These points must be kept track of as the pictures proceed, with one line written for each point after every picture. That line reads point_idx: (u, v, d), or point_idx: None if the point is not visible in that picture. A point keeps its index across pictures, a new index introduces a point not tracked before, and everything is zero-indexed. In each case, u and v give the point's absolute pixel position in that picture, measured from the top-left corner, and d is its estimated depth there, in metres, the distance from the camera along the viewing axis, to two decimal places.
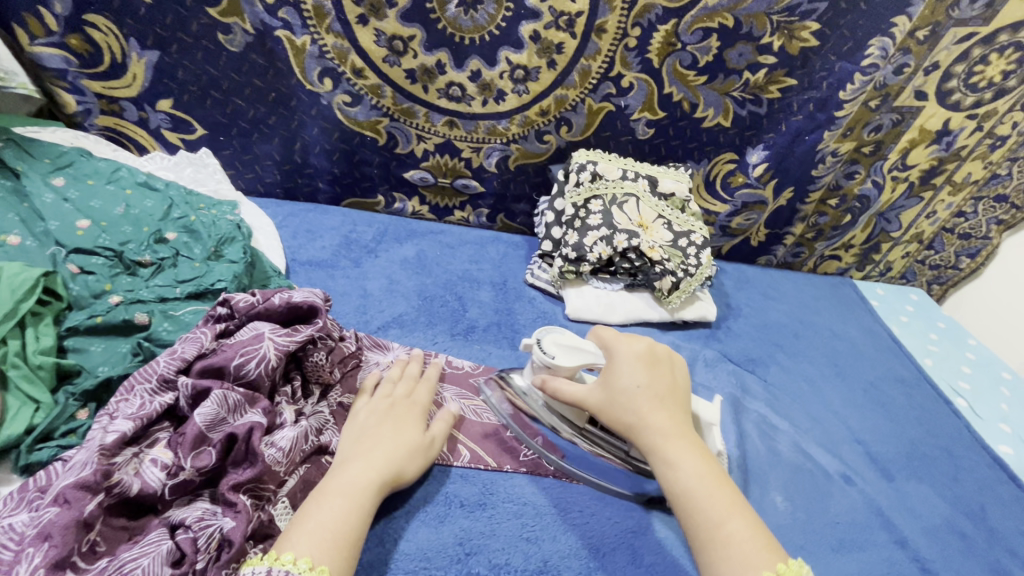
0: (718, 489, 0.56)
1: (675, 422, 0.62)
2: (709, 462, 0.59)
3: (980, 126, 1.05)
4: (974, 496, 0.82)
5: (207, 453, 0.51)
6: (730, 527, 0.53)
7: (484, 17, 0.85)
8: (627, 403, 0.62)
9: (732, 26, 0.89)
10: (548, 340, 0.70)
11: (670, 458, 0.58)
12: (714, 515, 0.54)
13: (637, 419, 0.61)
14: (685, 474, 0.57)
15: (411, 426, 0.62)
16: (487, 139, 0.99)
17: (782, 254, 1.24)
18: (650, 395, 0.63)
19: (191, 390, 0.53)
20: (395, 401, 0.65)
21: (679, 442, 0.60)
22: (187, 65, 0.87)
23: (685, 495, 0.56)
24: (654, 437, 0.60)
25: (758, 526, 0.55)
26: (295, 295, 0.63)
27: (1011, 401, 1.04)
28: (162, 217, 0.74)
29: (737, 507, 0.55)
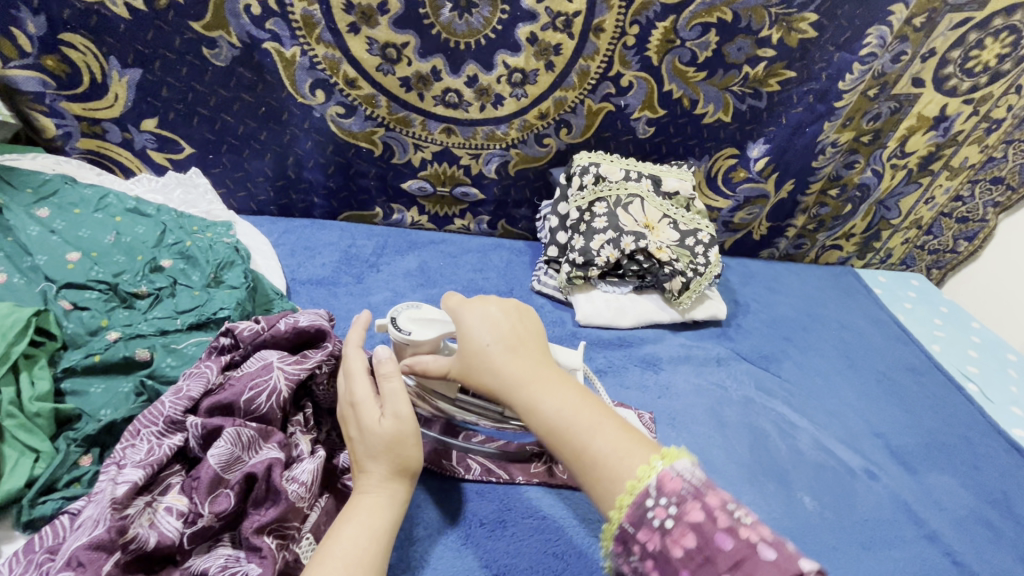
0: (581, 414, 0.52)
1: (536, 361, 0.56)
2: (574, 388, 0.55)
3: (976, 110, 1.06)
4: (996, 483, 0.82)
5: (225, 496, 0.48)
6: (594, 448, 0.49)
7: (479, 20, 0.83)
8: (480, 362, 0.56)
9: (731, 21, 0.88)
10: (403, 317, 0.63)
11: (530, 402, 0.53)
12: (578, 442, 0.50)
13: (495, 378, 0.55)
14: (547, 412, 0.52)
15: (368, 423, 0.53)
16: (486, 145, 0.97)
17: (784, 246, 1.24)
18: (498, 344, 0.56)
19: (202, 429, 0.50)
20: (348, 394, 0.56)
21: (540, 382, 0.54)
22: (172, 82, 0.83)
23: (554, 433, 0.51)
24: (512, 386, 0.54)
25: (625, 434, 0.50)
26: (301, 320, 0.60)
27: (1018, 383, 1.04)
28: (155, 243, 0.71)
29: (602, 422, 0.51)
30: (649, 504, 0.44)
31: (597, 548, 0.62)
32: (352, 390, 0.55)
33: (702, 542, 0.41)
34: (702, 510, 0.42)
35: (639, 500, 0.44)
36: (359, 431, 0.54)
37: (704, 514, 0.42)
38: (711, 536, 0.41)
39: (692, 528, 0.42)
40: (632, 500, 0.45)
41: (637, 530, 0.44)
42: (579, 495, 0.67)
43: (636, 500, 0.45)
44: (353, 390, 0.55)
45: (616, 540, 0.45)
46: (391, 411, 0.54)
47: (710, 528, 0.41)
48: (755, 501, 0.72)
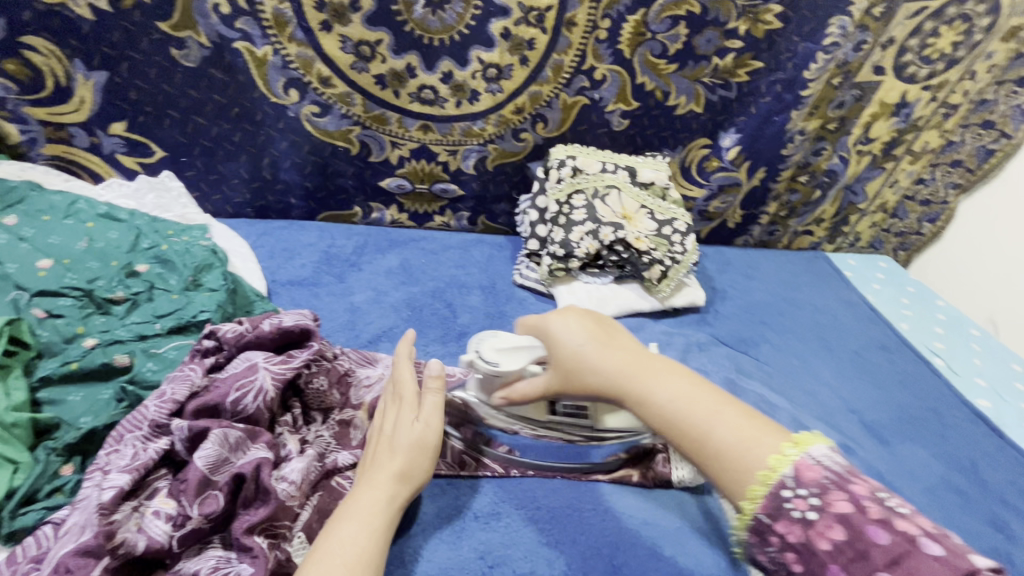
0: (696, 403, 0.51)
1: (635, 357, 0.56)
2: (682, 377, 0.54)
3: (934, 96, 1.10)
4: (963, 451, 0.85)
5: (213, 498, 0.47)
6: (716, 437, 0.49)
7: (452, 16, 0.83)
8: (578, 365, 0.56)
9: (699, 13, 0.90)
10: (486, 348, 0.61)
11: (641, 397, 0.53)
12: (699, 432, 0.50)
13: (596, 376, 0.56)
14: (661, 404, 0.52)
15: (401, 426, 0.57)
16: (464, 141, 0.97)
17: (758, 233, 1.27)
18: (592, 343, 0.57)
19: (188, 432, 0.49)
20: (393, 400, 0.60)
21: (646, 376, 0.54)
22: (140, 85, 0.82)
23: (672, 425, 0.51)
24: (617, 382, 0.55)
25: (749, 420, 0.49)
26: (285, 320, 0.60)
27: (982, 355, 1.09)
28: (130, 248, 0.69)
29: (721, 409, 0.50)
30: (787, 492, 0.44)
31: (591, 534, 0.62)
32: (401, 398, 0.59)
33: (852, 536, 0.40)
34: (849, 501, 0.41)
35: (776, 488, 0.44)
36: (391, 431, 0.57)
37: (851, 505, 0.41)
38: (862, 530, 0.40)
39: (840, 521, 0.41)
40: (767, 490, 0.44)
41: (775, 521, 0.43)
42: (569, 483, 0.67)
43: (770, 489, 0.44)
44: (402, 394, 0.60)
45: (751, 529, 0.45)
46: (424, 418, 0.57)
47: (861, 520, 0.40)
48: None
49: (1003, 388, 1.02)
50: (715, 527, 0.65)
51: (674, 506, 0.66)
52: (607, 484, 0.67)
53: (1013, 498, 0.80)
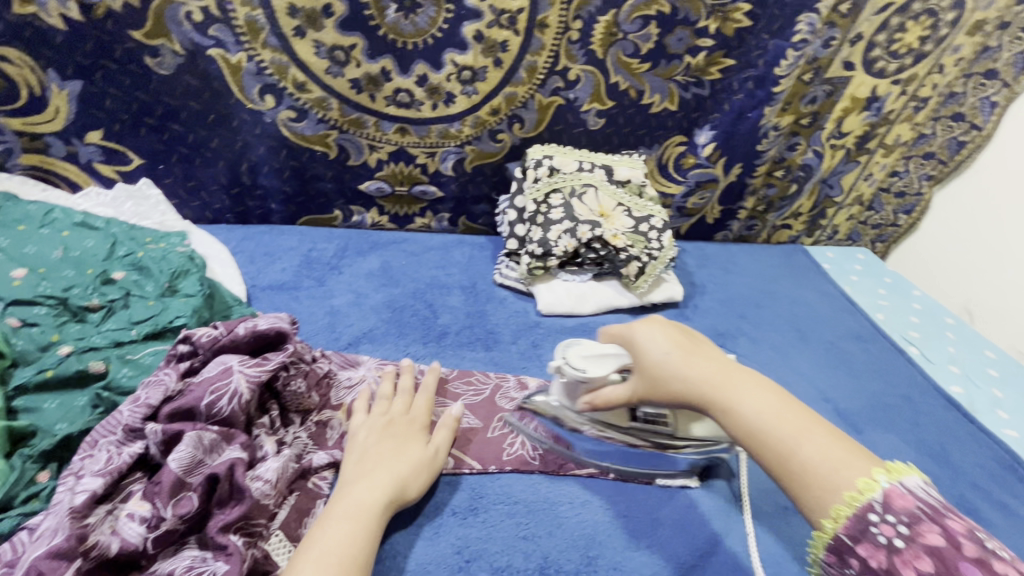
0: (783, 418, 0.52)
1: (722, 367, 0.57)
2: (768, 391, 0.55)
3: (904, 90, 1.12)
4: (935, 437, 0.87)
5: (187, 499, 0.48)
6: (801, 455, 0.50)
7: (424, 20, 0.84)
8: (665, 372, 0.57)
9: (669, 13, 0.92)
10: (573, 354, 0.63)
11: (725, 406, 0.54)
12: (783, 447, 0.51)
13: (681, 384, 0.56)
14: (746, 415, 0.53)
15: (414, 445, 0.62)
16: (441, 143, 0.98)
17: (737, 228, 1.29)
18: (678, 351, 0.58)
19: (162, 435, 0.50)
20: (399, 415, 0.66)
21: (730, 387, 0.55)
22: (115, 93, 0.82)
23: (756, 437, 0.52)
24: (702, 391, 0.56)
25: (836, 442, 0.50)
26: (260, 323, 0.61)
27: (956, 343, 1.11)
28: (106, 256, 0.70)
29: (808, 427, 0.51)
30: (873, 518, 0.45)
31: (566, 527, 0.63)
32: (413, 421, 0.66)
33: (941, 568, 0.41)
34: (941, 535, 0.42)
35: (863, 509, 0.46)
36: (395, 445, 0.62)
37: (943, 539, 0.41)
38: (954, 565, 0.40)
39: (928, 552, 0.41)
40: (852, 511, 0.46)
41: (857, 543, 0.45)
42: (548, 478, 0.68)
43: (856, 510, 0.46)
44: (417, 417, 0.66)
45: (831, 550, 0.47)
46: (435, 444, 0.64)
47: (953, 556, 0.41)
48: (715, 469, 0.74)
49: (975, 374, 1.04)
50: (689, 518, 0.67)
51: (649, 497, 0.68)
52: (583, 479, 0.69)
53: (982, 481, 0.82)
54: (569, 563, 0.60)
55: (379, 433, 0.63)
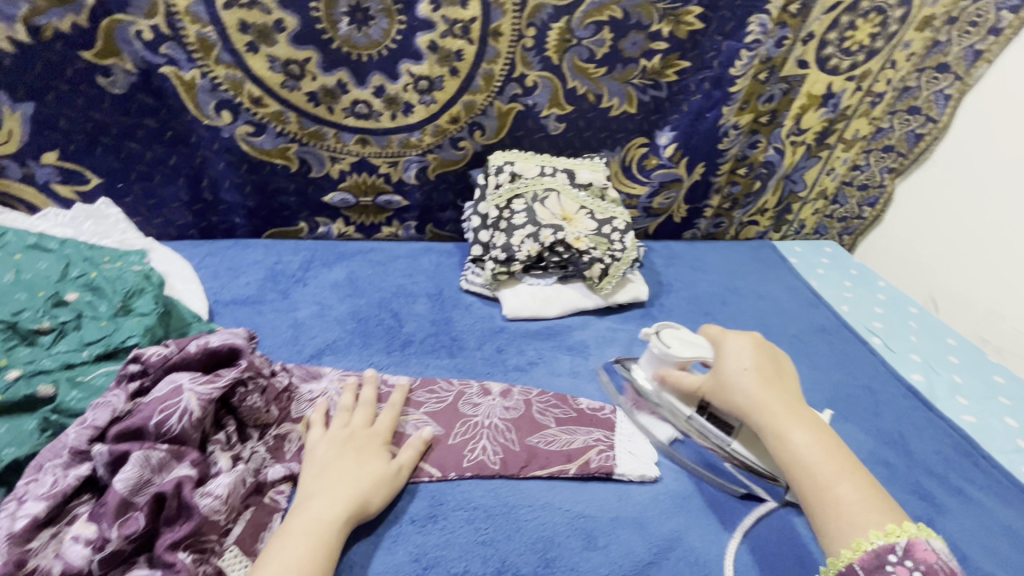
0: (830, 458, 0.60)
1: (790, 401, 0.66)
2: (824, 436, 0.62)
3: (859, 86, 1.14)
4: (893, 426, 0.89)
5: (134, 518, 0.49)
6: (838, 491, 0.57)
7: (377, 32, 0.85)
8: (736, 387, 0.68)
9: (621, 18, 0.93)
10: (666, 333, 0.76)
11: (780, 432, 0.63)
12: (822, 478, 0.58)
13: (745, 400, 0.67)
14: (796, 444, 0.61)
15: (376, 460, 0.63)
16: (403, 152, 0.99)
17: (704, 226, 1.31)
18: (758, 377, 0.68)
19: (109, 456, 0.51)
20: (361, 428, 0.67)
21: (790, 418, 0.64)
22: (68, 114, 0.82)
23: (800, 463, 0.60)
24: (764, 415, 0.65)
25: (873, 492, 0.57)
26: (212, 340, 0.61)
27: (918, 332, 1.14)
28: (59, 278, 0.70)
29: (850, 473, 0.58)
30: (890, 559, 0.50)
31: (525, 530, 0.64)
32: (378, 436, 0.67)
33: None
34: None
35: (882, 548, 0.51)
36: (355, 461, 0.63)
37: None
38: None
39: None
40: (873, 547, 0.52)
41: (868, 574, 0.51)
42: (508, 482, 0.69)
43: (877, 548, 0.51)
44: (381, 431, 0.67)
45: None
46: (400, 462, 0.65)
47: None
48: (675, 468, 0.75)
49: (936, 362, 1.06)
50: (647, 516, 0.68)
51: (608, 498, 0.69)
52: (545, 482, 0.70)
53: (938, 467, 0.84)
54: (526, 566, 0.61)
55: (338, 446, 0.64)
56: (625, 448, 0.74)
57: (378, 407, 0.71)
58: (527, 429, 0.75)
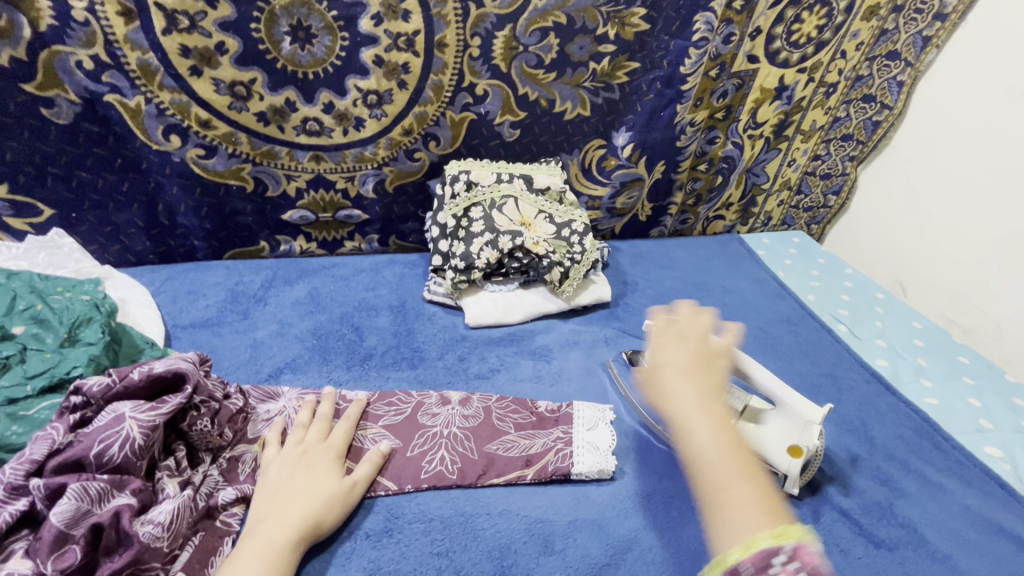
0: (731, 457, 0.50)
1: (706, 393, 0.56)
2: (735, 434, 0.52)
3: (811, 78, 1.16)
4: (856, 413, 0.90)
5: (71, 551, 0.49)
6: (732, 493, 0.47)
7: (321, 50, 0.85)
8: (655, 378, 0.59)
9: (566, 23, 0.94)
10: None
11: (684, 425, 0.53)
12: (719, 479, 0.49)
13: (659, 391, 0.57)
14: (698, 440, 0.52)
15: (329, 477, 0.63)
16: (358, 166, 0.99)
17: (670, 223, 1.31)
18: (675, 367, 0.59)
19: (46, 490, 0.51)
20: (315, 444, 0.67)
21: (700, 412, 0.54)
22: (14, 146, 0.82)
23: (697, 462, 0.51)
24: (672, 406, 0.55)
25: (769, 496, 0.47)
26: (156, 366, 0.61)
27: (884, 317, 1.14)
28: (5, 311, 0.70)
29: (750, 475, 0.49)
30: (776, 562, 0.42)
31: (481, 539, 0.64)
32: (330, 451, 0.67)
33: None
34: None
35: (768, 550, 0.42)
36: (307, 479, 0.62)
37: None
38: None
39: None
40: (761, 548, 0.42)
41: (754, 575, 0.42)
42: (465, 492, 0.69)
43: (765, 550, 0.42)
44: (334, 446, 0.67)
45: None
46: (353, 478, 0.65)
47: None
48: (636, 467, 0.75)
49: (901, 346, 1.07)
50: (606, 517, 0.69)
51: (565, 501, 0.70)
52: (502, 488, 0.70)
53: (899, 451, 0.85)
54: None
55: (291, 465, 0.63)
56: (583, 446, 0.74)
57: (333, 421, 0.71)
58: (486, 436, 0.75)
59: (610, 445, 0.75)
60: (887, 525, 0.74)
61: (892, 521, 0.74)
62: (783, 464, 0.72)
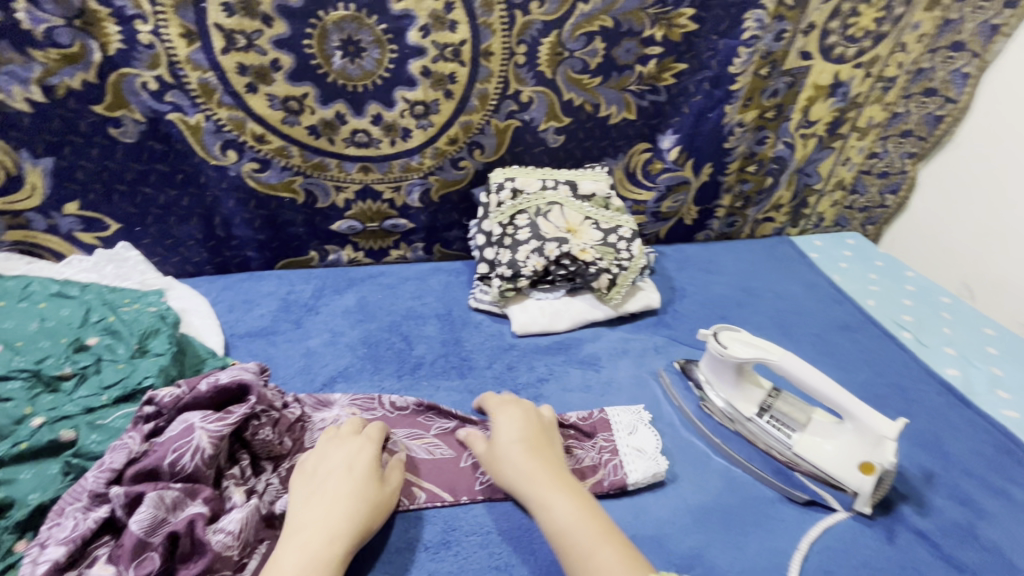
0: (591, 520, 0.58)
1: (551, 464, 0.64)
2: (587, 500, 0.61)
3: (869, 72, 1.11)
4: (928, 426, 0.85)
5: (150, 559, 0.51)
6: (601, 556, 0.54)
7: (370, 62, 0.86)
8: (505, 455, 0.65)
9: (612, 26, 0.92)
10: (724, 334, 0.77)
11: (544, 499, 0.60)
12: (586, 547, 0.55)
13: (512, 469, 0.64)
14: (558, 513, 0.59)
15: (371, 480, 0.61)
16: (404, 176, 1.00)
17: (717, 226, 1.28)
18: (519, 442, 0.66)
19: (125, 498, 0.53)
20: (353, 439, 0.65)
21: (557, 485, 0.61)
22: (85, 165, 0.86)
23: (562, 532, 0.57)
24: (529, 481, 0.62)
25: (632, 551, 0.55)
26: (221, 377, 0.63)
27: (951, 323, 1.08)
28: (81, 323, 0.73)
29: (612, 535, 0.56)
30: None
31: (539, 553, 0.63)
32: (369, 447, 0.64)
33: None
34: None
35: None
36: (348, 483, 0.60)
37: None
38: None
39: None
40: None
41: None
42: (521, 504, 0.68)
43: None
44: (373, 444, 0.65)
45: None
46: (390, 485, 0.63)
47: None
48: (694, 482, 0.73)
49: (973, 354, 1.01)
50: (666, 533, 0.66)
51: (623, 516, 0.68)
52: None
53: (977, 469, 0.80)
54: None
55: (332, 467, 0.61)
56: (630, 452, 0.72)
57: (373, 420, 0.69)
58: None
59: (656, 448, 0.73)
60: (969, 549, 0.69)
61: (975, 545, 0.70)
62: (852, 483, 0.69)
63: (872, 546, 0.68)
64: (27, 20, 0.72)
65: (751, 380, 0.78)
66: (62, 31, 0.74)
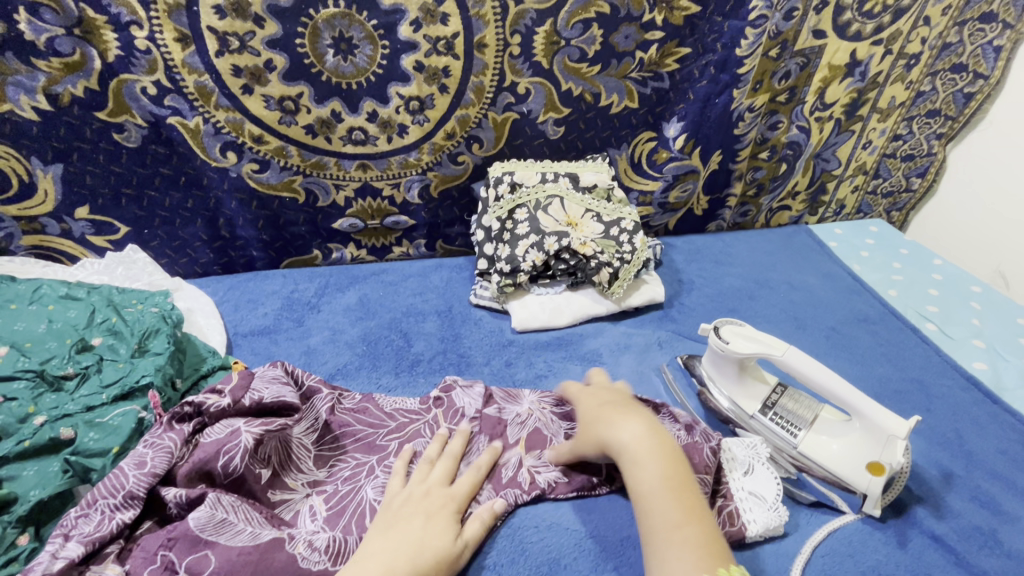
0: (682, 493, 0.54)
1: (650, 422, 0.61)
2: (680, 469, 0.56)
3: (889, 49, 1.05)
4: (949, 423, 0.81)
5: (204, 559, 0.51)
6: (688, 530, 0.51)
7: (363, 59, 0.86)
8: (593, 419, 0.65)
9: (610, 12, 0.90)
10: (726, 328, 0.74)
11: (635, 461, 0.57)
12: (674, 516, 0.52)
13: (603, 428, 0.62)
14: (648, 476, 0.55)
15: (446, 530, 0.57)
16: (403, 173, 1.00)
17: (729, 216, 1.23)
18: (613, 405, 0.65)
19: (186, 497, 0.56)
20: (438, 489, 0.62)
21: (650, 447, 0.58)
22: (93, 170, 0.88)
23: (646, 498, 0.54)
24: (619, 439, 0.59)
25: (715, 535, 0.51)
26: (265, 395, 0.66)
27: (981, 315, 1.01)
28: (86, 324, 0.76)
29: (700, 515, 0.52)
30: None
31: (530, 553, 0.62)
32: (451, 504, 0.61)
33: None
34: None
35: None
36: (419, 528, 0.56)
37: None
38: None
39: None
40: None
41: None
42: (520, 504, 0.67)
43: None
44: (458, 497, 0.62)
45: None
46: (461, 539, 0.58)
47: None
48: None
49: (1003, 347, 0.95)
50: None
51: (618, 517, 0.66)
52: (551, 501, 0.67)
53: (1002, 469, 0.75)
54: None
55: (415, 505, 0.59)
56: (748, 498, 0.63)
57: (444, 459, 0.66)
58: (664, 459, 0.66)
59: (778, 496, 0.64)
60: (990, 555, 0.65)
61: (997, 550, 0.66)
62: (861, 487, 0.65)
63: (882, 551, 0.64)
64: (29, 30, 0.74)
65: (756, 377, 0.75)
66: (62, 40, 0.76)
